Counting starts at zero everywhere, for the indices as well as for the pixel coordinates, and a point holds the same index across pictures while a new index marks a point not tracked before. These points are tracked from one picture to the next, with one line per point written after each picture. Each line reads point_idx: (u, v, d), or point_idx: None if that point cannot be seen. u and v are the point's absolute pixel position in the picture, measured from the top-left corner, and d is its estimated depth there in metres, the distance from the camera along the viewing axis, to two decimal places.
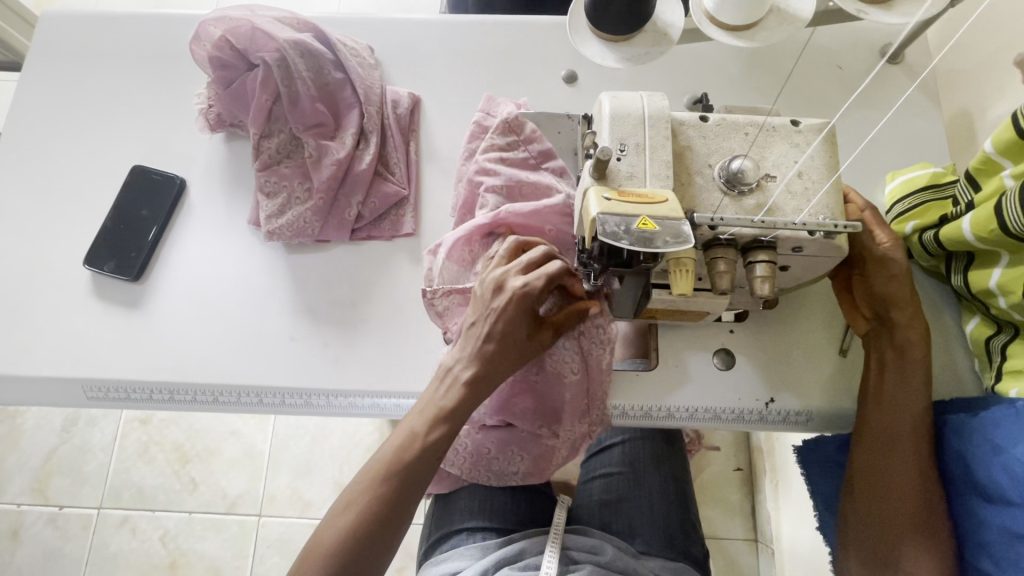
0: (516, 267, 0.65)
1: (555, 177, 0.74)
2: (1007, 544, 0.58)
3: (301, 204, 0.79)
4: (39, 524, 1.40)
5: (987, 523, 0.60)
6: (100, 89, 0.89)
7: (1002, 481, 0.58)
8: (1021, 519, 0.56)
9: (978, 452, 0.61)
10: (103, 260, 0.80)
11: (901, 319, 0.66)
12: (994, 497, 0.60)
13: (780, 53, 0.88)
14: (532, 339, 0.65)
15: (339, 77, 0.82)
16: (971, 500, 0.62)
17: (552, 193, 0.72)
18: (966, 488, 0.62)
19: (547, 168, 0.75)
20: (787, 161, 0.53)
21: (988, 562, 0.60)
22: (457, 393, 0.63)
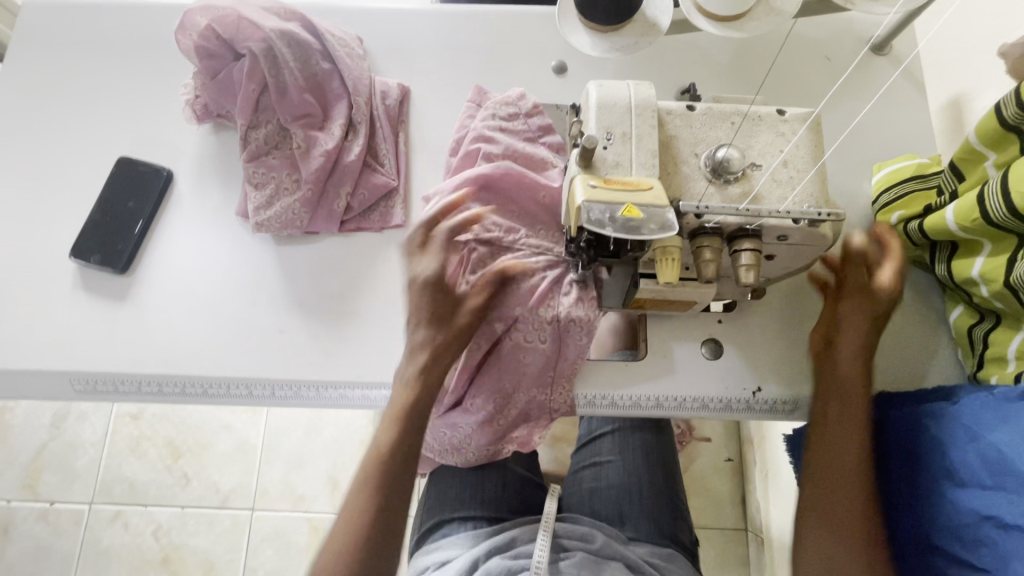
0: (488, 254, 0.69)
1: (551, 152, 0.74)
2: (976, 526, 0.57)
3: (289, 195, 0.78)
4: (30, 520, 1.39)
5: (958, 506, 0.59)
6: (83, 80, 0.87)
7: (974, 463, 0.59)
8: (994, 502, 0.56)
9: (952, 438, 0.61)
10: (89, 252, 0.79)
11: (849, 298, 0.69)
12: (965, 480, 0.59)
13: (770, 44, 0.88)
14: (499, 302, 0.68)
15: (326, 67, 0.81)
16: (943, 485, 0.61)
17: (549, 167, 0.73)
18: (936, 472, 0.62)
19: (545, 141, 0.75)
20: (773, 151, 0.54)
21: (956, 546, 0.58)
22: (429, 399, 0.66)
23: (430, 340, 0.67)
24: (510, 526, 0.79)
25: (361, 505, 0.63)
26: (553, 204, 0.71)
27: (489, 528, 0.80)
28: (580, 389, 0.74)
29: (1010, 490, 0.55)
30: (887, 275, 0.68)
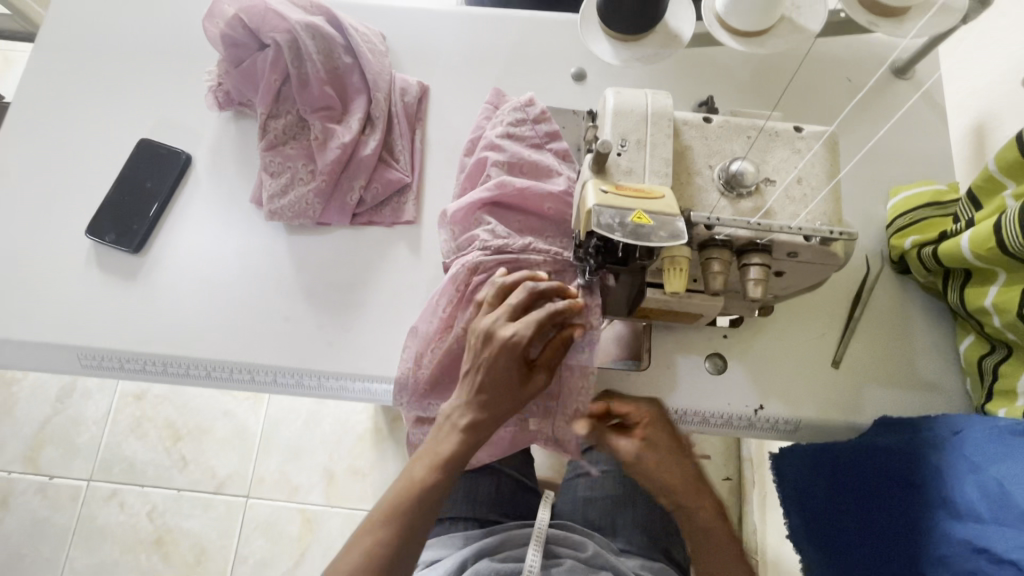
0: (504, 312, 0.64)
1: (557, 159, 0.73)
2: (966, 557, 0.57)
3: (304, 185, 0.79)
4: (28, 493, 1.41)
5: (949, 536, 0.59)
6: (110, 62, 0.89)
7: (972, 496, 0.58)
8: (990, 536, 0.55)
9: (955, 469, 0.61)
10: (104, 230, 0.81)
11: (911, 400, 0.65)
12: (961, 513, 0.59)
13: (792, 63, 0.88)
14: (525, 385, 0.65)
15: (348, 62, 0.82)
16: (937, 515, 0.60)
17: (555, 175, 0.71)
18: (933, 503, 0.61)
19: (551, 148, 0.74)
20: (788, 166, 0.53)
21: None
22: (456, 441, 0.65)
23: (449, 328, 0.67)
24: (502, 528, 0.79)
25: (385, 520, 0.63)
26: (559, 214, 0.71)
27: (480, 530, 0.79)
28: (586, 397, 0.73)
29: (1010, 525, 0.54)
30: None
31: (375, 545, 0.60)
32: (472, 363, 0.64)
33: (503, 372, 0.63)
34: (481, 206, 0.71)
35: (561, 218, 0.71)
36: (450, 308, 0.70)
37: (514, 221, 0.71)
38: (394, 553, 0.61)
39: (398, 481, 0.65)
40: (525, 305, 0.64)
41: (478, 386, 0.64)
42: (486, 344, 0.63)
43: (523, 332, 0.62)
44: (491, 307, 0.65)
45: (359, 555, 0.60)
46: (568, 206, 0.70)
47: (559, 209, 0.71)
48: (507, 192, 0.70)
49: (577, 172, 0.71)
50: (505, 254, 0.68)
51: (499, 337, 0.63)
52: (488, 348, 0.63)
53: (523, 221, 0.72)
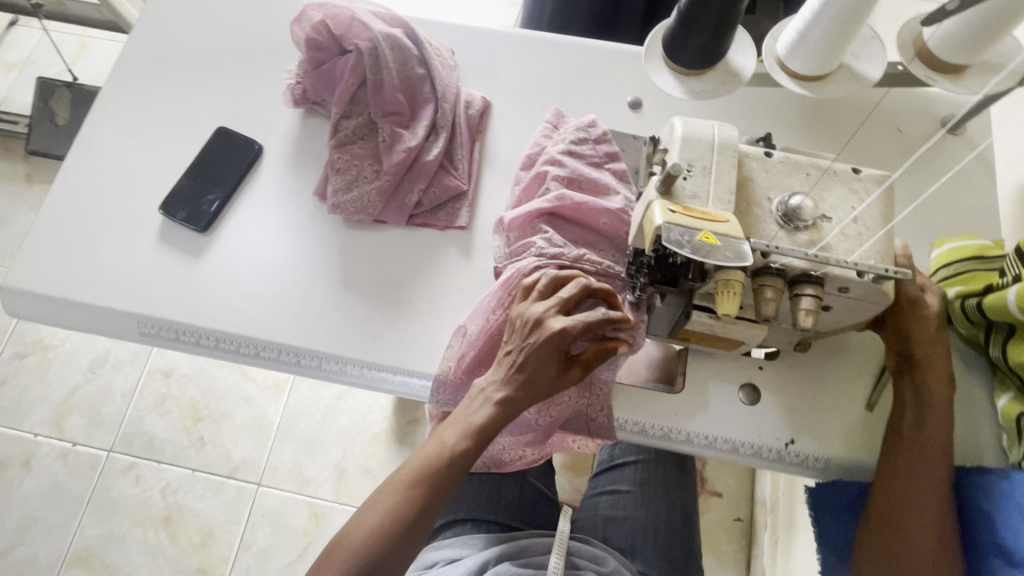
0: (554, 304, 0.67)
1: (614, 179, 0.76)
2: None
3: (367, 183, 0.83)
4: (50, 457, 1.45)
5: None
6: (196, 55, 0.95)
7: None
8: None
9: (1006, 516, 0.61)
10: (175, 209, 0.86)
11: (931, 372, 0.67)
12: (1017, 562, 0.60)
13: (843, 109, 0.91)
14: (560, 376, 0.68)
15: (421, 72, 0.86)
16: (993, 564, 0.62)
17: (612, 193, 0.74)
18: (986, 548, 0.63)
19: (609, 168, 0.77)
20: (845, 207, 0.55)
21: None
22: (488, 416, 0.66)
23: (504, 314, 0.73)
24: (523, 535, 0.79)
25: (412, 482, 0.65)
26: (613, 230, 0.73)
27: (501, 534, 0.80)
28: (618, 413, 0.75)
29: None
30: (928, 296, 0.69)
31: (394, 505, 0.63)
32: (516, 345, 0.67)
33: (544, 359, 0.66)
34: (539, 216, 0.74)
35: (613, 234, 0.74)
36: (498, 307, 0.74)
37: (570, 233, 0.74)
38: (409, 521, 0.63)
39: (427, 450, 0.67)
40: (575, 300, 0.68)
41: (518, 367, 0.66)
42: (532, 330, 0.66)
43: (571, 325, 0.65)
44: (542, 297, 0.68)
45: (380, 513, 0.63)
46: (622, 224, 0.73)
47: (614, 225, 0.73)
48: (566, 205, 0.72)
49: (633, 193, 0.75)
50: (560, 261, 0.71)
51: (548, 325, 0.66)
52: (534, 333, 0.66)
53: (578, 233, 0.74)
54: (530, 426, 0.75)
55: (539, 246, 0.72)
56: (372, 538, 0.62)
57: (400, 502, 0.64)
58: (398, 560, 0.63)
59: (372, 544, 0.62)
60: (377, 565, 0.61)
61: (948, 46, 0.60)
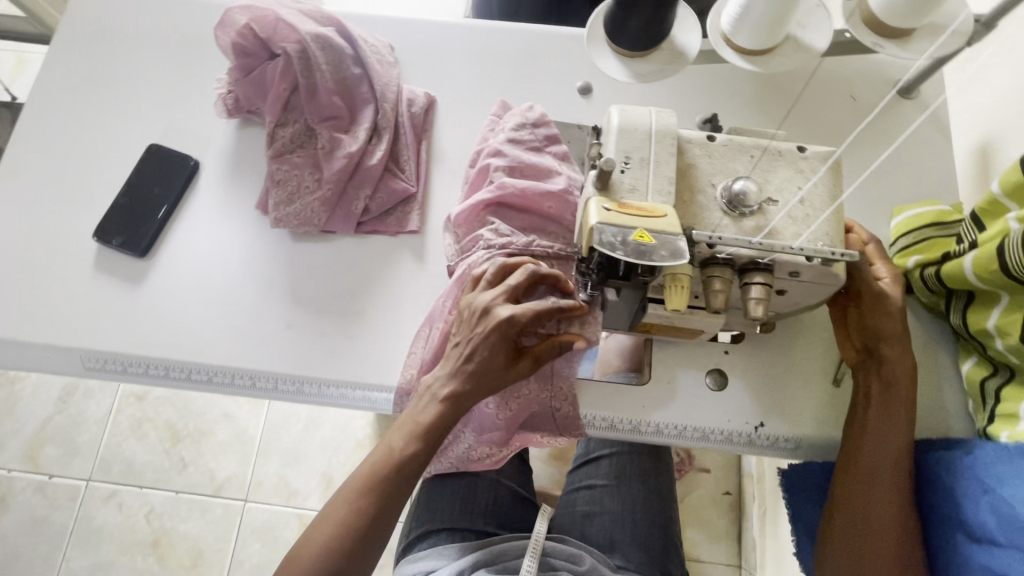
0: (502, 292, 0.65)
1: (556, 161, 0.74)
2: None
3: (310, 193, 0.80)
4: (27, 492, 1.41)
5: (969, 559, 0.60)
6: (122, 68, 0.90)
7: (988, 520, 0.58)
8: (1006, 561, 0.56)
9: (966, 490, 0.61)
10: (111, 234, 0.81)
11: (891, 354, 0.66)
12: (979, 536, 0.59)
13: (796, 80, 0.89)
14: (509, 368, 0.65)
15: (357, 72, 0.83)
16: (957, 538, 0.61)
17: (554, 175, 0.72)
18: (951, 523, 0.62)
19: (550, 151, 0.74)
20: (791, 187, 0.53)
21: None
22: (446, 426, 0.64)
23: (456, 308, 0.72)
24: (499, 540, 0.79)
25: (389, 459, 0.64)
26: (559, 211, 0.71)
27: (477, 541, 0.79)
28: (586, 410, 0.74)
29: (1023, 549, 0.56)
30: (880, 271, 0.68)
31: (344, 517, 0.62)
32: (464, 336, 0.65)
33: (492, 348, 0.64)
34: (484, 209, 0.72)
35: (560, 218, 0.72)
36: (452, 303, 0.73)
37: (518, 222, 0.72)
38: (361, 533, 0.62)
39: (376, 456, 0.65)
40: (525, 287, 0.65)
41: (466, 359, 0.64)
42: (479, 320, 0.64)
43: (518, 312, 0.63)
44: (491, 285, 0.67)
45: (330, 527, 0.62)
46: (568, 204, 0.71)
47: (560, 209, 0.71)
48: (508, 194, 0.70)
49: (577, 172, 0.72)
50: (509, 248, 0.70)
51: (495, 313, 0.64)
52: (481, 322, 0.64)
53: (526, 219, 0.72)
54: (491, 424, 0.72)
55: (486, 238, 0.70)
56: (324, 553, 0.60)
57: (350, 512, 0.62)
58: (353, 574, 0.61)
59: (323, 561, 0.60)
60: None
61: (895, 12, 0.57)
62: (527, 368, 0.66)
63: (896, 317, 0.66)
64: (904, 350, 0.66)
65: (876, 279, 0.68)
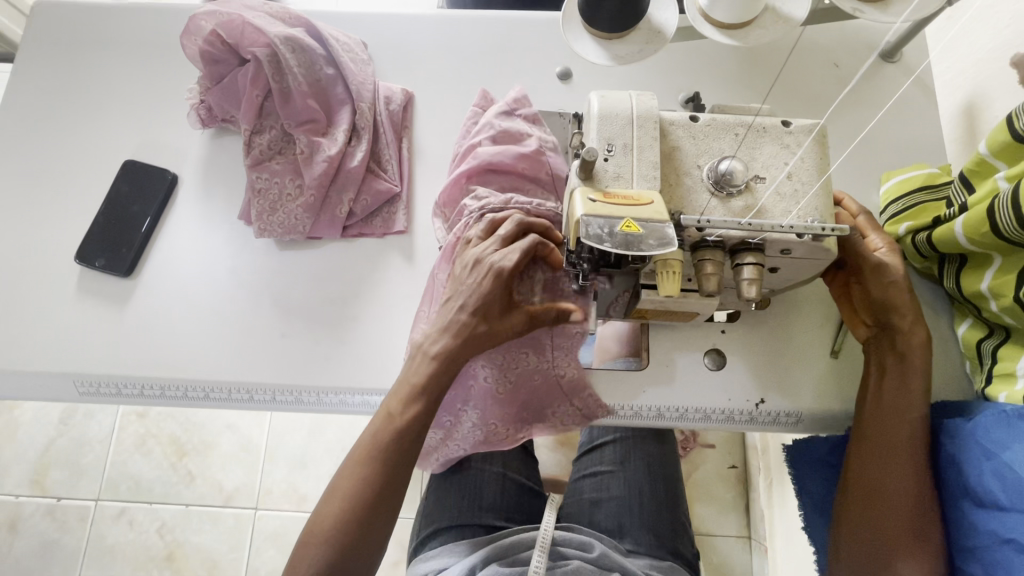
0: (493, 242, 0.66)
1: (527, 124, 0.75)
2: (995, 548, 0.57)
3: (292, 201, 0.79)
4: (36, 516, 1.40)
5: (977, 526, 0.59)
6: (90, 84, 0.88)
7: (991, 484, 0.58)
8: (1012, 524, 0.55)
9: (970, 456, 0.61)
10: (94, 255, 0.80)
11: (902, 324, 0.65)
12: (984, 501, 0.59)
13: (777, 53, 0.88)
14: (503, 317, 0.66)
15: (330, 73, 0.81)
16: (963, 505, 0.61)
17: (525, 138, 0.73)
18: (956, 491, 0.62)
19: (519, 114, 0.75)
20: (778, 163, 0.52)
21: (976, 566, 0.59)
22: None
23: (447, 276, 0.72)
24: (509, 533, 0.79)
25: (390, 422, 0.63)
26: (535, 171, 0.72)
27: (487, 536, 0.80)
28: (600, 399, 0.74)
29: None
30: (875, 242, 0.67)
31: (351, 488, 0.61)
32: (458, 287, 0.66)
33: (489, 297, 0.64)
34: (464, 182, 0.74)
35: (535, 175, 0.72)
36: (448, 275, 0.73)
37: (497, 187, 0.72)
38: (370, 502, 0.61)
39: (376, 424, 0.64)
40: (516, 237, 0.66)
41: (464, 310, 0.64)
42: (473, 271, 0.65)
43: (509, 258, 0.63)
44: (482, 238, 0.68)
45: (340, 500, 0.61)
46: (542, 164, 0.72)
47: (533, 166, 0.72)
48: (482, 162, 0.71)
49: (548, 132, 0.73)
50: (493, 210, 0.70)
51: (487, 263, 0.65)
52: (475, 273, 0.65)
53: (506, 181, 0.72)
54: (494, 395, 0.73)
55: (468, 205, 0.71)
56: (335, 526, 0.60)
57: (357, 481, 0.61)
58: (367, 545, 0.60)
59: (336, 535, 0.59)
60: (345, 555, 0.59)
61: None
62: (521, 318, 0.67)
63: (902, 287, 0.65)
64: (917, 321, 0.65)
65: (874, 249, 0.67)
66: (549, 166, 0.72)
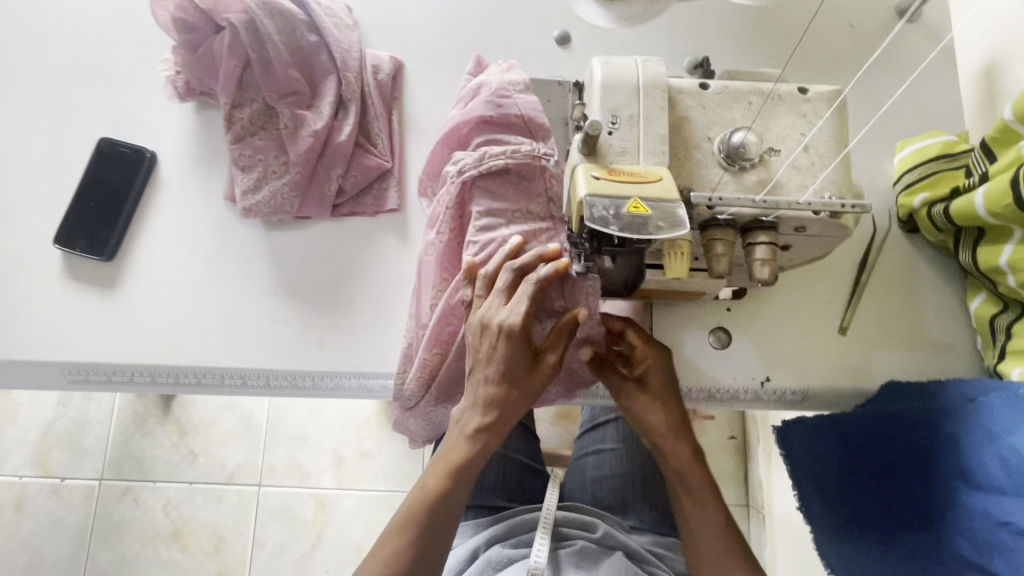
0: (497, 297, 0.59)
1: (500, 74, 0.71)
2: (989, 531, 0.55)
3: (278, 178, 0.75)
4: (41, 496, 1.41)
5: (970, 508, 0.57)
6: (59, 55, 0.83)
7: (993, 468, 0.55)
8: (1011, 509, 0.53)
9: (972, 438, 0.58)
10: (74, 239, 0.76)
11: None
12: (982, 484, 0.56)
13: (789, 13, 0.83)
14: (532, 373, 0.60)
15: (314, 40, 0.76)
16: (957, 487, 0.59)
17: (492, 85, 0.69)
18: (951, 473, 0.59)
19: (491, 70, 0.72)
20: (793, 134, 0.49)
21: (966, 546, 0.57)
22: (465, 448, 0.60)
23: (434, 243, 0.68)
24: (512, 514, 0.78)
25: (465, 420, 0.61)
26: (504, 116, 0.67)
27: (490, 517, 0.79)
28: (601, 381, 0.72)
29: None
30: None
31: (402, 530, 0.57)
32: (474, 357, 0.60)
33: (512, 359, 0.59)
34: (449, 150, 0.70)
35: (507, 123, 0.67)
36: (433, 246, 0.68)
37: (481, 145, 0.67)
38: (427, 542, 0.57)
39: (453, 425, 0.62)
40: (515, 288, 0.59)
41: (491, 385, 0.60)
42: (483, 337, 0.59)
43: (517, 315, 0.57)
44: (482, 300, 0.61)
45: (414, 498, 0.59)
46: (510, 108, 0.66)
47: (502, 113, 0.67)
48: (462, 124, 0.68)
49: (517, 74, 0.69)
50: (490, 237, 0.64)
51: (494, 324, 0.58)
52: (485, 337, 0.59)
53: (481, 135, 0.67)
54: None
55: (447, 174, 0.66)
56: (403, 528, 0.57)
57: (410, 521, 0.58)
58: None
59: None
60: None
61: None
62: (553, 365, 0.60)
63: None
64: None
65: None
66: (516, 108, 0.66)
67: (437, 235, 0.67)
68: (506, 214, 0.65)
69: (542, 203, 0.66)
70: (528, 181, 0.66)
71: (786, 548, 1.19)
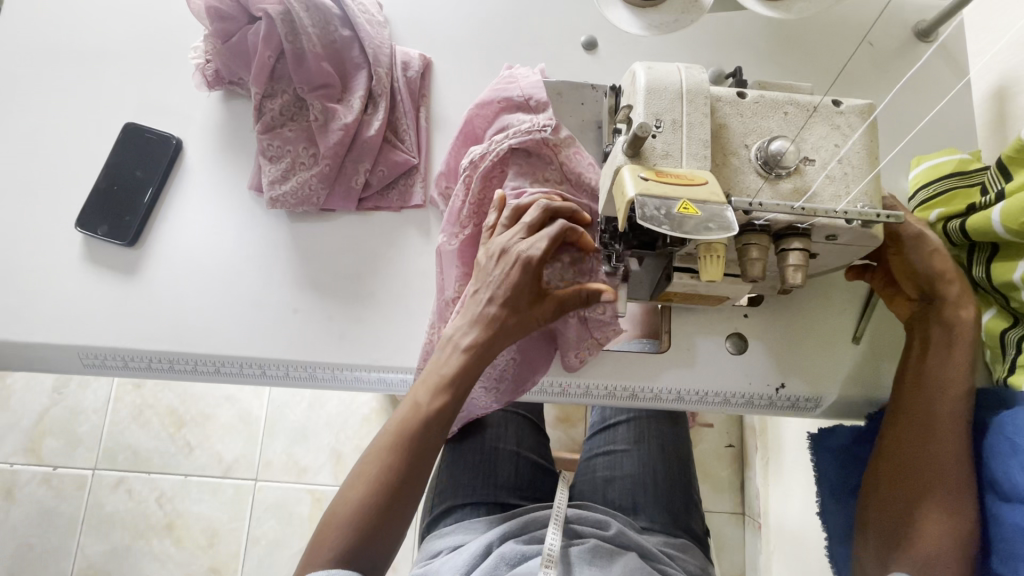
0: (518, 230, 0.64)
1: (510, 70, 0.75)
2: (1017, 540, 0.57)
3: (306, 170, 0.75)
4: (33, 484, 1.39)
5: (999, 518, 0.59)
6: (85, 38, 0.83)
7: (1020, 479, 0.58)
8: None
9: (999, 451, 0.60)
10: (96, 224, 0.76)
11: (950, 297, 0.63)
12: (1009, 495, 0.59)
13: (810, 30, 0.85)
14: (533, 306, 0.63)
15: (346, 35, 0.77)
16: (987, 498, 0.61)
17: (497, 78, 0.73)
18: (982, 485, 0.62)
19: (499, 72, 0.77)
20: (828, 146, 0.50)
21: (993, 556, 0.60)
22: (458, 366, 0.62)
23: (457, 233, 0.69)
24: (524, 512, 0.78)
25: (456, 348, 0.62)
26: (506, 95, 0.70)
27: (502, 513, 0.79)
28: (620, 380, 0.73)
29: None
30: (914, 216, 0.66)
31: (392, 441, 0.59)
32: (484, 277, 0.64)
33: (516, 286, 0.62)
34: (468, 142, 0.73)
35: (512, 104, 0.70)
36: (456, 236, 0.69)
37: (495, 129, 0.70)
38: (405, 464, 0.58)
39: (443, 356, 0.63)
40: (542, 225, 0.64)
41: (490, 304, 0.63)
42: (497, 263, 0.63)
43: (537, 246, 0.62)
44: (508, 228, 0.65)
45: (403, 413, 0.61)
46: (512, 88, 0.71)
47: (506, 97, 0.70)
48: (473, 111, 0.72)
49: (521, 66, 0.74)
50: (518, 195, 0.67)
51: (512, 252, 0.63)
52: (500, 263, 0.63)
53: (490, 120, 0.71)
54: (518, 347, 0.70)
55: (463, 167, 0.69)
56: (393, 446, 0.58)
57: (396, 446, 0.59)
58: (404, 513, 0.57)
59: (367, 502, 0.56)
60: (377, 527, 0.55)
61: None
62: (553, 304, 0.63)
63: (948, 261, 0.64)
64: (963, 291, 0.63)
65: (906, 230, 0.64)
66: (520, 89, 0.70)
67: (460, 223, 0.69)
68: (526, 183, 0.68)
69: (557, 172, 0.68)
70: (539, 155, 0.69)
71: (779, 555, 1.21)
